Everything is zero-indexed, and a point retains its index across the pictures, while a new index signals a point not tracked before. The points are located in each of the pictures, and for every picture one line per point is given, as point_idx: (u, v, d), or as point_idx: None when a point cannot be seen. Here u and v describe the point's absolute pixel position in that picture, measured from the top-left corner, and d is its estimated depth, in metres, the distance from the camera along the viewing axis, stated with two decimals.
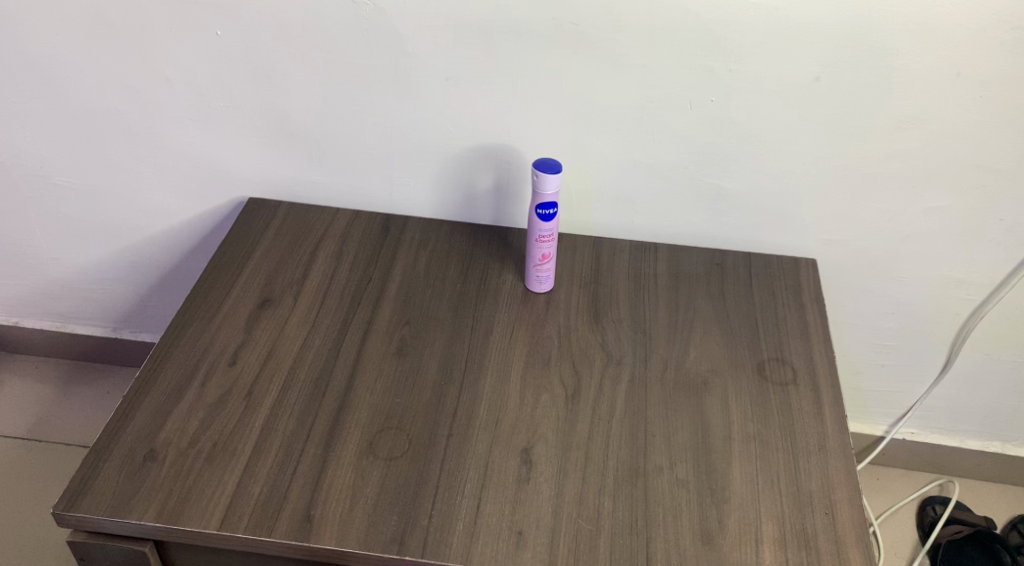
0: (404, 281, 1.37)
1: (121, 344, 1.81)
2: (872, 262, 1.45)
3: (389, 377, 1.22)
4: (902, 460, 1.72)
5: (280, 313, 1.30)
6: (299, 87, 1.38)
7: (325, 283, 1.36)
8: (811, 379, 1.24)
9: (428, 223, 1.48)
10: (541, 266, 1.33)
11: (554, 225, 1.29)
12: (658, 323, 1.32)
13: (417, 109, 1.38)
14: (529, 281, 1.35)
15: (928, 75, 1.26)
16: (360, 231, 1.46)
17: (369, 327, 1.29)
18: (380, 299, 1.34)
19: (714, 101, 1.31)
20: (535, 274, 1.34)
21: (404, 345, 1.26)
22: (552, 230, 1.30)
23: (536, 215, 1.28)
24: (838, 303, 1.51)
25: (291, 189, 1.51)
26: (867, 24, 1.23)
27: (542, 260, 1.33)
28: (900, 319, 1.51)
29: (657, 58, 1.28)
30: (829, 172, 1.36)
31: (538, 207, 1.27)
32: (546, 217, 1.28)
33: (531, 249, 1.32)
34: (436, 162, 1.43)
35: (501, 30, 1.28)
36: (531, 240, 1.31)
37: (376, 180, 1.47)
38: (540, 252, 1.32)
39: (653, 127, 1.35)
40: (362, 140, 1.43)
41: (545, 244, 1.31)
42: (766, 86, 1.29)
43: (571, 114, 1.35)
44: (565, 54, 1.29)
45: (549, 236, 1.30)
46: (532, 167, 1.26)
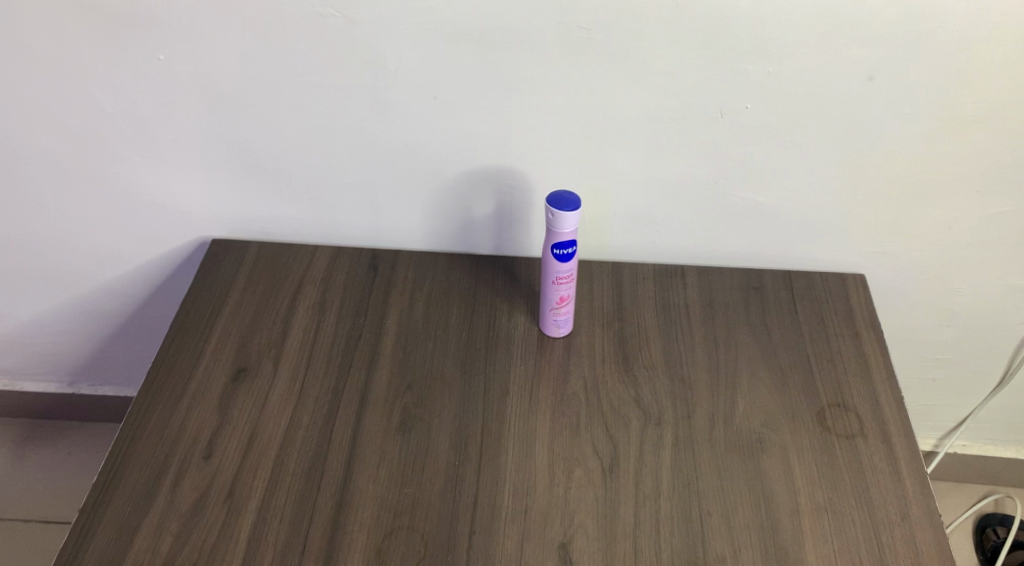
0: (402, 334, 1.18)
1: (79, 399, 1.61)
2: (927, 274, 1.28)
3: (395, 459, 1.04)
4: (952, 474, 1.57)
5: (260, 387, 1.12)
6: (261, 114, 1.18)
7: (310, 342, 1.17)
8: (879, 427, 1.08)
9: (421, 257, 1.29)
10: (559, 309, 1.15)
11: (573, 264, 1.10)
12: (699, 366, 1.14)
13: (403, 131, 1.18)
14: (545, 326, 1.17)
15: (1002, 67, 1.07)
16: (345, 272, 1.26)
17: (365, 397, 1.10)
18: (375, 359, 1.15)
19: (750, 107, 1.12)
20: (553, 319, 1.16)
21: (408, 418, 1.09)
22: (571, 271, 1.11)
23: (551, 256, 1.09)
24: (887, 318, 1.34)
25: (261, 228, 1.31)
26: (930, 11, 1.04)
27: (560, 304, 1.14)
28: (956, 332, 1.35)
29: (683, 62, 1.09)
30: (882, 180, 1.18)
31: (554, 247, 1.08)
32: (563, 257, 1.09)
33: (547, 292, 1.13)
34: (427, 189, 1.24)
35: (499, 40, 1.08)
36: (546, 282, 1.12)
37: (359, 212, 1.27)
38: (557, 294, 1.13)
39: (679, 140, 1.16)
40: (340, 169, 1.23)
41: (563, 286, 1.12)
42: (810, 89, 1.10)
43: (582, 130, 1.16)
44: (576, 62, 1.10)
45: (567, 278, 1.11)
46: (545, 204, 1.06)
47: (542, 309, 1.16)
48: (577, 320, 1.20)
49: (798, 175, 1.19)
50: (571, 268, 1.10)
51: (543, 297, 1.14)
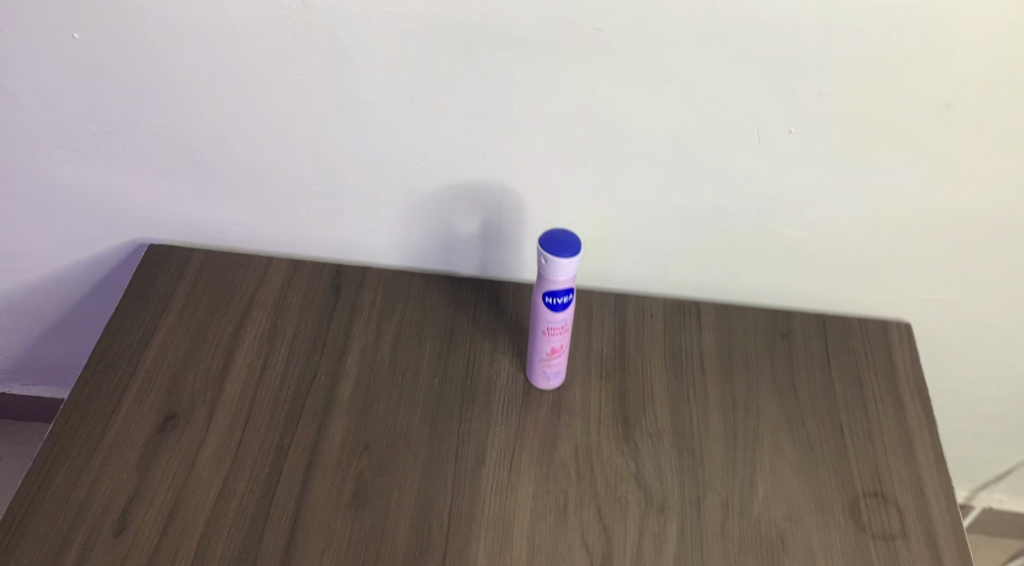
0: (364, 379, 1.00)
1: (11, 400, 1.44)
2: (983, 326, 1.10)
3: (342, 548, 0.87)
4: (984, 527, 1.41)
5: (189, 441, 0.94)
6: (205, 104, 0.98)
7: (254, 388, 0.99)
8: (923, 526, 0.91)
9: (393, 277, 1.10)
10: (549, 360, 0.96)
11: (569, 314, 0.92)
12: (713, 436, 0.96)
13: (373, 135, 0.98)
14: (532, 376, 0.99)
15: None
16: (302, 292, 1.07)
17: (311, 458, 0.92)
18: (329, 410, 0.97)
19: (794, 130, 0.92)
20: (543, 370, 0.97)
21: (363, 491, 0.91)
22: (566, 320, 0.92)
23: (542, 304, 0.90)
24: (932, 368, 1.16)
25: (207, 234, 1.12)
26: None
27: (551, 355, 0.96)
28: (1009, 387, 1.17)
29: (718, 70, 0.89)
30: (945, 219, 0.99)
31: (546, 294, 0.89)
32: (557, 306, 0.90)
33: (535, 340, 0.95)
34: (401, 201, 1.04)
35: (491, 37, 0.89)
36: (536, 330, 0.94)
37: (321, 222, 1.08)
38: (549, 345, 0.95)
39: (704, 162, 0.96)
40: (298, 174, 1.03)
41: (555, 336, 0.94)
42: (868, 114, 0.91)
43: (588, 147, 0.96)
44: (583, 69, 0.90)
45: (561, 328, 0.93)
46: (539, 246, 0.86)
47: (530, 358, 0.98)
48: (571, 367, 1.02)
49: (844, 209, 0.99)
50: (567, 318, 0.92)
51: (532, 346, 0.96)
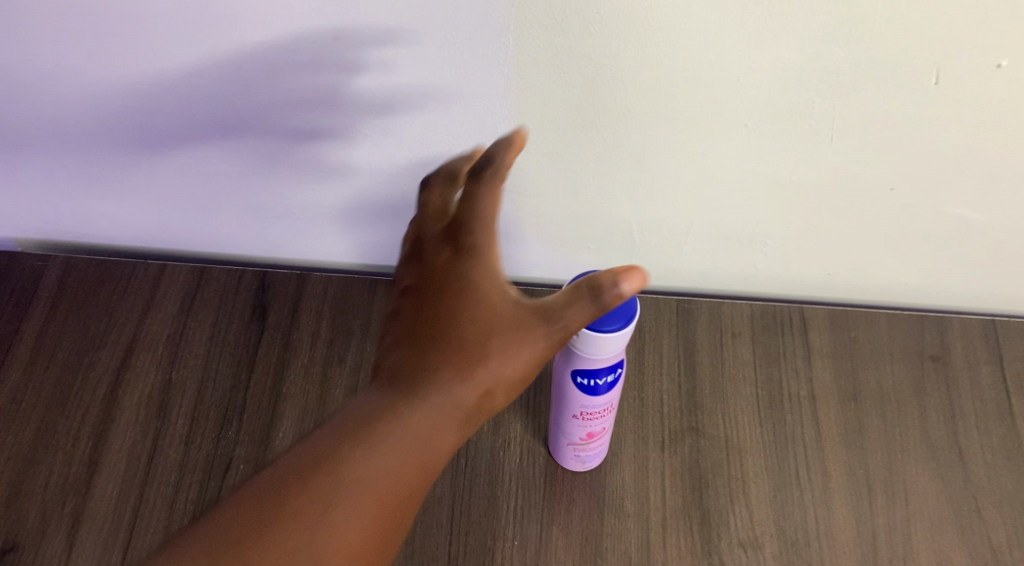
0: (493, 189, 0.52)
1: None
2: None
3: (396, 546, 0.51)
4: None
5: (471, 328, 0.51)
6: (2, 53, 0.57)
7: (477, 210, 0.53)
8: None
9: (345, 291, 0.74)
10: (586, 448, 0.63)
11: (616, 392, 0.58)
12: (842, 547, 0.63)
13: (290, 96, 0.59)
14: (559, 460, 0.65)
15: None
16: (209, 322, 0.72)
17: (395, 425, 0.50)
18: (459, 250, 0.52)
19: (1004, 67, 0.53)
20: (576, 457, 0.64)
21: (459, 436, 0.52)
22: (611, 401, 0.59)
23: (570, 384, 0.57)
24: None
25: (60, 231, 0.74)
26: None
27: (590, 442, 0.62)
28: None
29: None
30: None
31: (577, 374, 0.56)
32: (596, 388, 0.57)
33: (563, 424, 0.61)
34: (345, 189, 0.66)
35: None
36: (563, 412, 0.60)
37: (229, 216, 0.71)
38: (584, 431, 0.61)
39: (836, 120, 0.57)
40: (181, 154, 0.65)
41: (594, 421, 0.60)
42: None
43: (641, 104, 0.57)
44: None
45: (601, 412, 0.59)
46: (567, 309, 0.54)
47: (554, 440, 0.64)
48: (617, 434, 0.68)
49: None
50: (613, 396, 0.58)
51: (556, 427, 0.63)
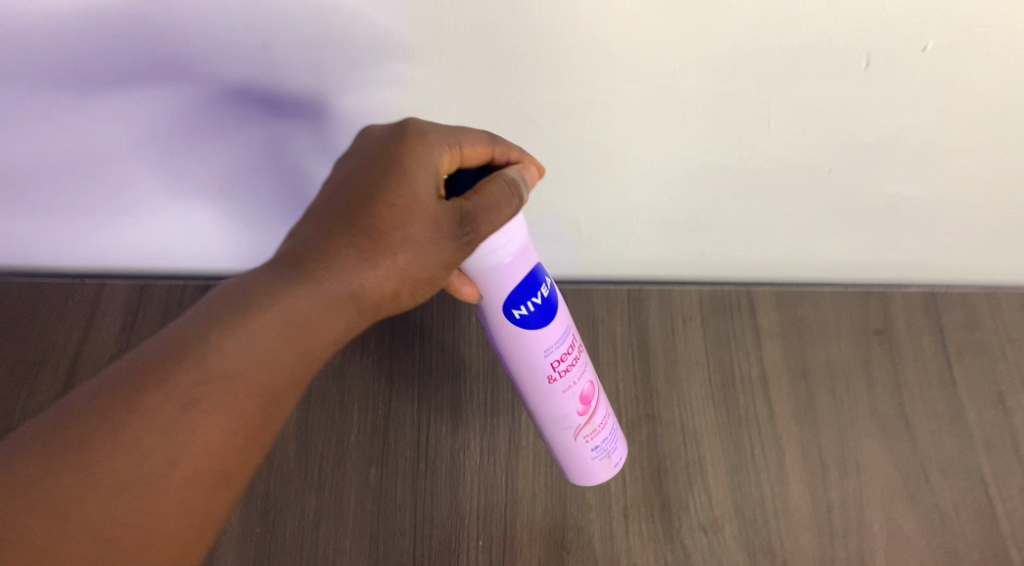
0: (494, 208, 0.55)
1: None
2: None
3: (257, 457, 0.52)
4: None
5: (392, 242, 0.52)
6: None
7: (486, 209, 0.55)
8: None
9: None
10: (603, 429, 0.61)
11: (559, 322, 0.57)
12: (799, 521, 0.65)
13: (224, 113, 0.58)
14: (587, 479, 0.62)
15: None
16: None
17: (274, 322, 0.50)
18: (410, 131, 0.53)
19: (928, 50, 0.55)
20: (600, 457, 0.61)
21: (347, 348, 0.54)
22: (558, 336, 0.57)
23: (501, 325, 0.56)
24: None
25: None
26: None
27: (600, 417, 0.60)
28: None
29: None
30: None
31: (507, 305, 0.55)
32: (530, 319, 0.56)
33: (563, 417, 0.59)
34: (289, 200, 0.65)
35: None
36: (546, 390, 0.58)
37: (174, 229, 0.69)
38: (585, 407, 0.59)
39: (770, 107, 0.58)
40: (112, 180, 0.63)
41: (573, 374, 0.58)
42: None
43: (580, 104, 0.58)
44: None
45: (569, 354, 0.58)
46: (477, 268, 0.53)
47: (568, 461, 0.61)
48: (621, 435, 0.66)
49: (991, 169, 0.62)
50: (558, 327, 0.57)
51: (558, 436, 0.60)
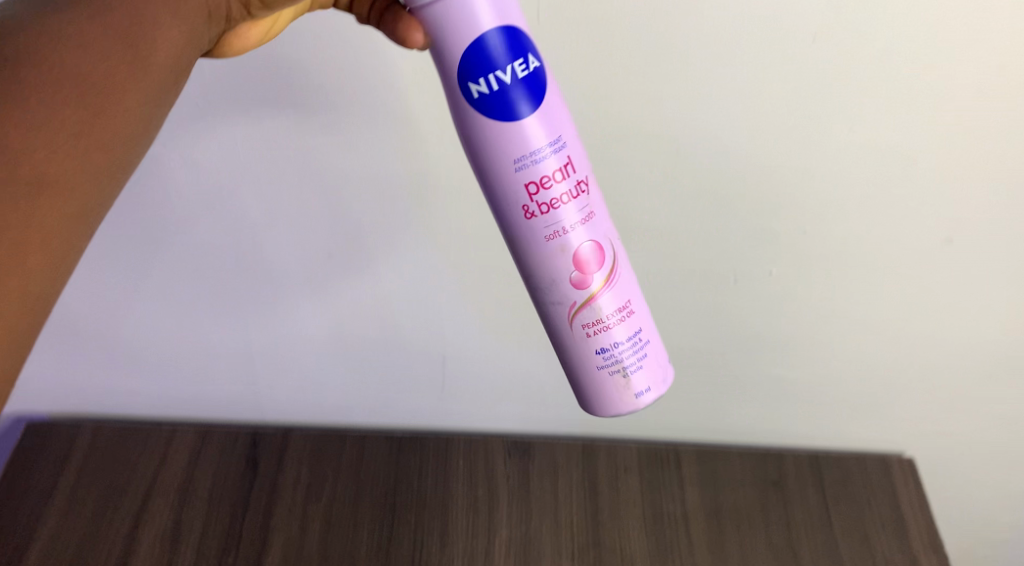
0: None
1: None
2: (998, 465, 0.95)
3: (88, 198, 0.57)
4: None
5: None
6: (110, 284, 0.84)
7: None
8: None
9: (322, 445, 0.93)
10: (609, 316, 0.63)
11: (537, 108, 0.58)
12: None
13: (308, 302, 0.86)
14: (598, 373, 0.64)
15: None
16: (211, 474, 0.90)
17: (76, 19, 0.56)
18: None
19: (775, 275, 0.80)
20: (612, 343, 0.63)
21: (188, 62, 0.60)
22: (542, 149, 0.59)
23: (464, 106, 0.58)
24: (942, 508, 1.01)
25: (107, 348, 0.91)
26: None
27: (609, 298, 0.63)
28: None
29: (754, 148, 0.72)
30: (965, 368, 0.87)
31: (467, 78, 0.57)
32: (494, 100, 0.58)
33: (558, 282, 0.62)
34: (338, 361, 0.91)
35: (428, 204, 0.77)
36: (527, 227, 0.60)
37: (253, 365, 0.93)
38: (584, 278, 0.62)
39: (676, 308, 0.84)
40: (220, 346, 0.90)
41: (560, 219, 0.60)
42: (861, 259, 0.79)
43: None
44: None
45: (556, 169, 0.59)
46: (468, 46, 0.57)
47: (574, 352, 0.64)
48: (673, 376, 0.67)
49: (855, 348, 0.86)
50: (536, 138, 0.59)
51: (555, 307, 0.63)
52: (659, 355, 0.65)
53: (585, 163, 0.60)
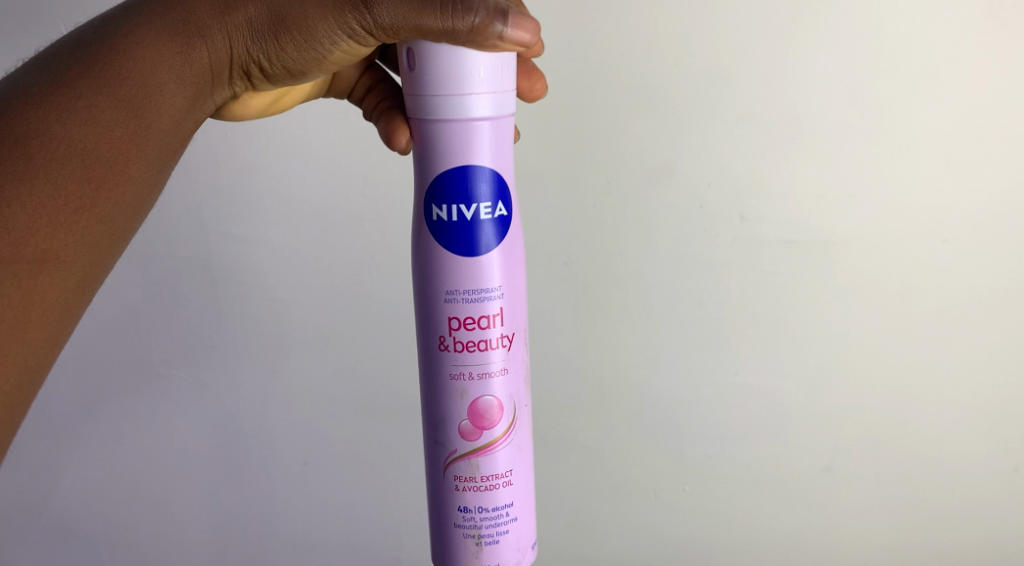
0: (489, 9, 0.65)
1: None
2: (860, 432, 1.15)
3: (86, 265, 0.64)
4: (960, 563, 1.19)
5: (302, 13, 0.68)
6: None
7: (476, 22, 0.65)
8: None
9: None
10: (485, 477, 0.72)
11: (497, 246, 0.70)
12: None
13: None
14: (455, 529, 0.73)
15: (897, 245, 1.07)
16: None
17: (88, 113, 0.65)
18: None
19: None
20: (484, 503, 0.73)
21: (174, 146, 0.70)
22: (490, 293, 0.70)
23: (425, 227, 0.70)
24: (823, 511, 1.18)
25: None
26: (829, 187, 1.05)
27: (488, 460, 0.72)
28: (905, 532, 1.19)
29: None
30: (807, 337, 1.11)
31: (435, 206, 0.69)
32: (459, 235, 0.69)
33: (451, 424, 0.72)
34: None
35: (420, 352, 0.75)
36: (440, 356, 0.71)
37: None
38: (474, 429, 0.72)
39: None
40: None
41: (480, 364, 0.71)
42: None
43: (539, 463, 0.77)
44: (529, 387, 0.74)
45: (481, 324, 0.70)
46: (444, 185, 0.69)
47: (445, 496, 0.73)
48: (528, 562, 0.75)
49: None
50: (486, 286, 0.70)
51: (439, 446, 0.73)
52: (523, 539, 0.74)
53: (522, 324, 0.72)
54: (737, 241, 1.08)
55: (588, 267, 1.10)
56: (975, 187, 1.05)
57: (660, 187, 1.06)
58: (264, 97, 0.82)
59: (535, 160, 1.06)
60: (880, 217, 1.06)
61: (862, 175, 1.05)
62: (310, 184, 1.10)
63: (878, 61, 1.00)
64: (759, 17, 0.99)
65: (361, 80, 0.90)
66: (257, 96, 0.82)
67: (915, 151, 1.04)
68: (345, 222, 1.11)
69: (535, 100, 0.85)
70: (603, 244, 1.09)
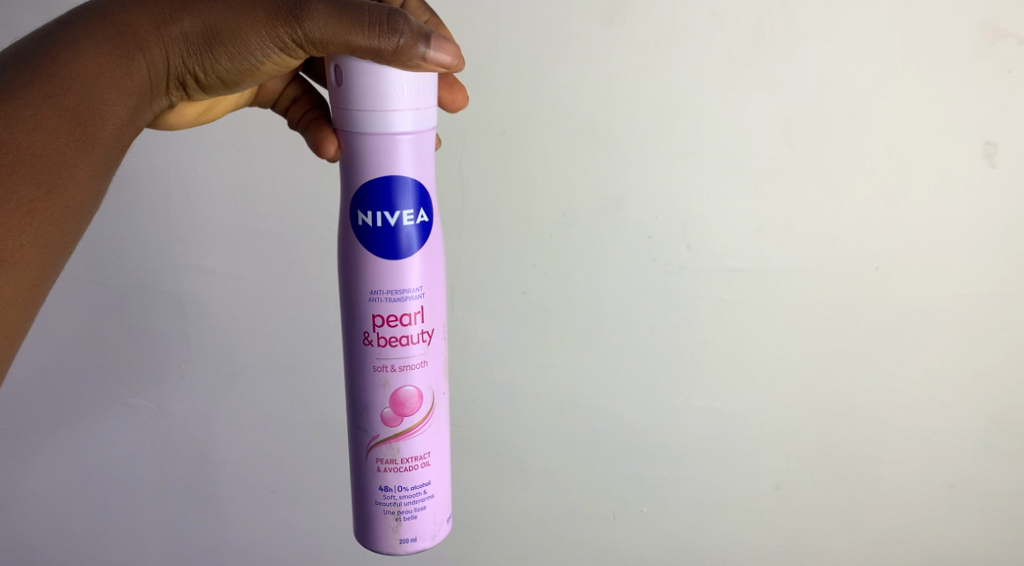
0: (413, 32, 0.67)
1: None
2: (799, 449, 1.18)
3: (38, 265, 0.66)
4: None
5: (235, 24, 0.70)
6: None
7: (401, 43, 0.67)
8: None
9: None
10: (404, 459, 0.74)
11: (419, 249, 0.72)
12: None
13: None
14: (375, 507, 0.74)
15: (834, 268, 1.11)
16: None
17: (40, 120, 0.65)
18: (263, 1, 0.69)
19: None
20: (402, 482, 0.74)
21: (119, 152, 0.71)
22: (409, 291, 0.72)
23: (350, 230, 0.71)
24: (770, 526, 1.21)
25: None
26: (765, 214, 1.09)
27: (408, 445, 0.74)
28: (849, 545, 1.22)
29: None
30: (745, 360, 1.15)
31: (359, 210, 0.71)
32: (379, 236, 0.71)
33: (373, 412, 0.73)
34: None
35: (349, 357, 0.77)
36: (364, 350, 0.73)
37: None
38: (395, 417, 0.73)
39: None
40: None
41: (399, 358, 0.72)
42: None
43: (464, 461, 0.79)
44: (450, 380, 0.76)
45: (401, 320, 0.72)
46: (368, 188, 0.70)
47: (366, 476, 0.75)
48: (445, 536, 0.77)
49: None
50: (406, 284, 0.72)
51: (360, 433, 0.74)
52: (438, 518, 0.76)
53: (442, 321, 0.74)
54: (679, 267, 1.11)
55: (534, 292, 1.13)
56: (909, 215, 1.09)
57: (607, 218, 1.09)
58: (196, 105, 0.84)
59: (487, 191, 1.09)
60: (821, 244, 1.10)
61: (803, 206, 1.08)
62: (269, 214, 1.12)
63: (815, 100, 1.04)
64: (694, 55, 1.03)
65: (285, 91, 0.91)
66: (190, 104, 0.83)
67: (853, 185, 1.08)
68: (304, 250, 1.13)
69: (456, 110, 0.85)
70: (555, 274, 1.12)
